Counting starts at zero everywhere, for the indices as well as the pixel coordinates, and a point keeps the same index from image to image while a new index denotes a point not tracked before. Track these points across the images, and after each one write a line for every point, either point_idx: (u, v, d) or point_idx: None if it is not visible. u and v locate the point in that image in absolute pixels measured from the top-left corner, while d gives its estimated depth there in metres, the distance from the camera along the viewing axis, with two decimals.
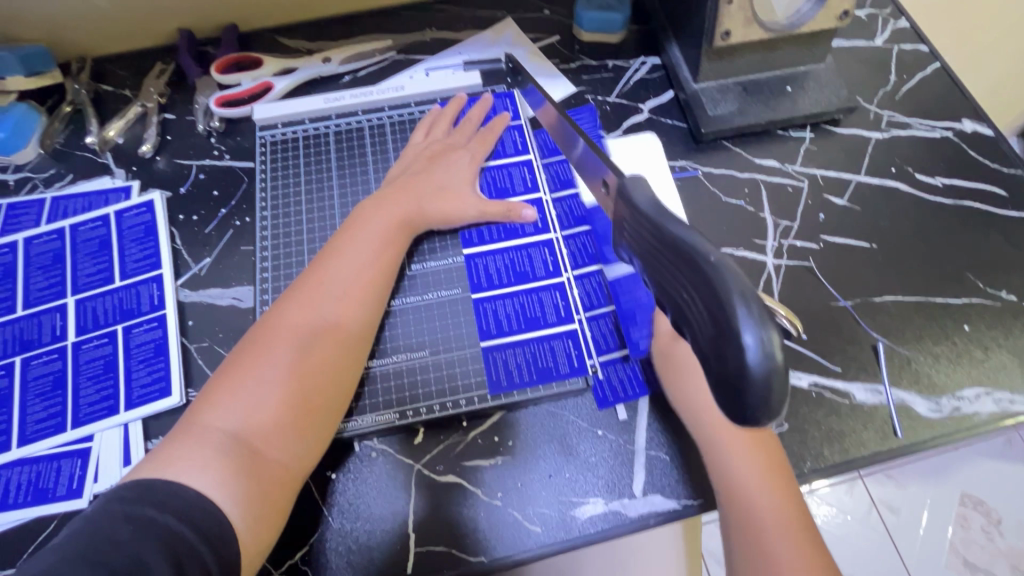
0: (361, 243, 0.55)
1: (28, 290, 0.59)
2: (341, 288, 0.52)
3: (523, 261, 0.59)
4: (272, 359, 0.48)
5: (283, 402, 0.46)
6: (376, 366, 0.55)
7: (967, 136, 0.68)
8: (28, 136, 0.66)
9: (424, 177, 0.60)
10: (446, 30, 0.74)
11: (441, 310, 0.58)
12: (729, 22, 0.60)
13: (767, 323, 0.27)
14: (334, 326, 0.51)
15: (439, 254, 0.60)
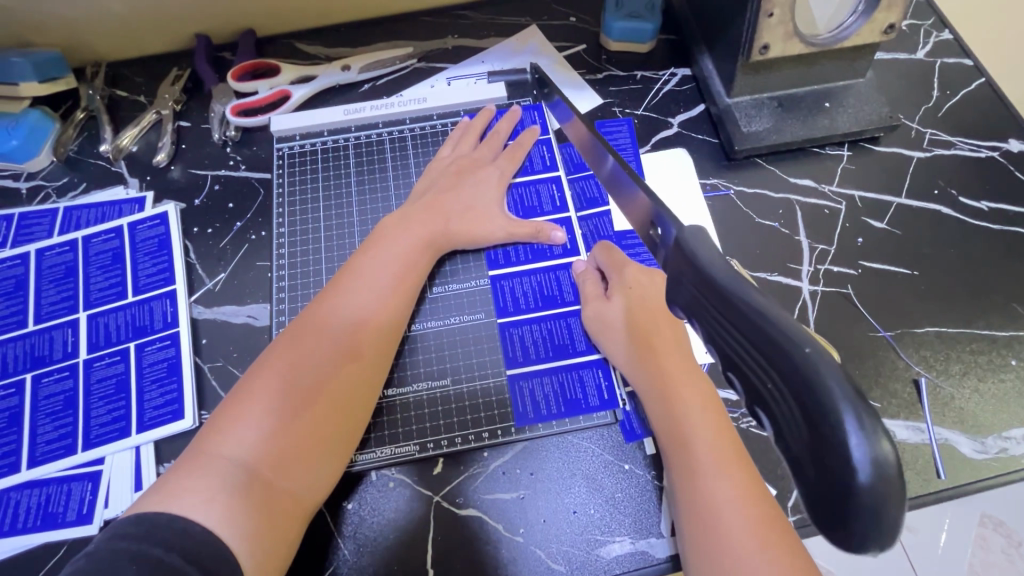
0: (380, 264, 0.53)
1: (40, 304, 0.57)
2: (359, 310, 0.50)
3: (549, 285, 0.57)
4: (286, 384, 0.45)
5: (295, 431, 0.44)
6: (395, 393, 0.53)
7: (1014, 157, 0.64)
8: (41, 143, 0.64)
9: (449, 194, 0.58)
10: (469, 37, 0.72)
11: (464, 336, 0.56)
12: (769, 36, 0.57)
13: (883, 440, 0.24)
14: (350, 351, 0.48)
15: (461, 275, 0.58)
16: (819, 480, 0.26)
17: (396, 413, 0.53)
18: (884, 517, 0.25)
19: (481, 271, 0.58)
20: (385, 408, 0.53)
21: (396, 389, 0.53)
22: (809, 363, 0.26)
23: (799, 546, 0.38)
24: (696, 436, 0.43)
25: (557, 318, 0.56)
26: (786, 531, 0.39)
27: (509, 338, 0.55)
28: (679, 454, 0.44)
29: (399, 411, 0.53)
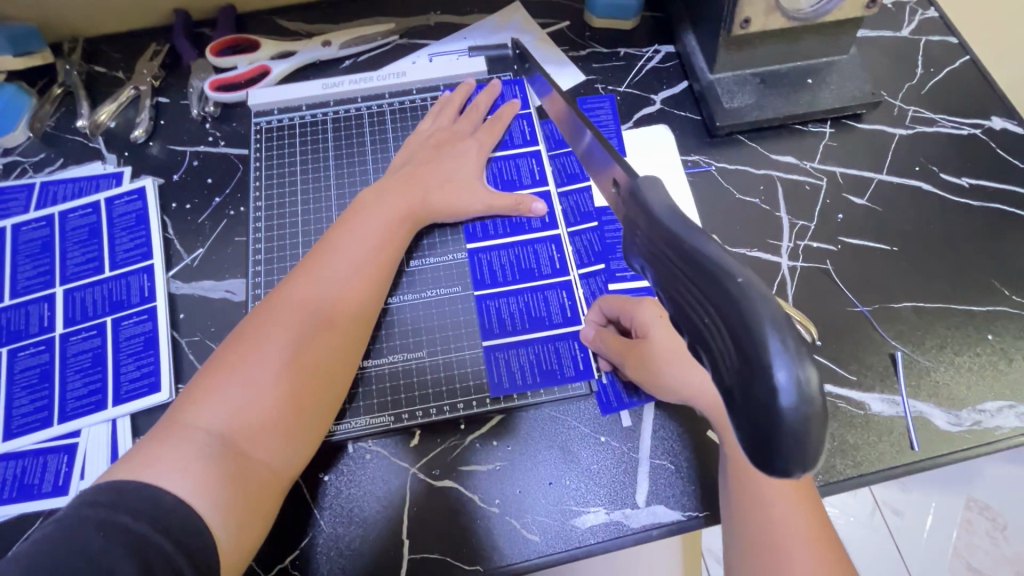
0: (358, 236, 0.53)
1: (16, 279, 0.57)
2: (337, 282, 0.50)
3: (527, 259, 0.57)
4: (261, 355, 0.45)
5: (271, 401, 0.44)
6: (371, 365, 0.53)
7: (997, 134, 0.64)
8: (17, 118, 0.64)
9: (428, 168, 0.58)
10: (451, 13, 0.71)
11: (440, 308, 0.55)
12: (750, 10, 0.57)
13: (804, 361, 0.24)
14: (327, 322, 0.48)
15: (439, 249, 0.58)
16: (747, 407, 0.26)
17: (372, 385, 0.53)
18: (808, 444, 0.25)
19: (459, 245, 0.58)
20: (361, 380, 0.53)
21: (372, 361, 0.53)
22: (741, 291, 0.25)
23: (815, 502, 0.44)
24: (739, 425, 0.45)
25: (534, 291, 0.56)
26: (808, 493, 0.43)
27: (486, 311, 0.55)
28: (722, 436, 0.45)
29: (374, 383, 0.53)
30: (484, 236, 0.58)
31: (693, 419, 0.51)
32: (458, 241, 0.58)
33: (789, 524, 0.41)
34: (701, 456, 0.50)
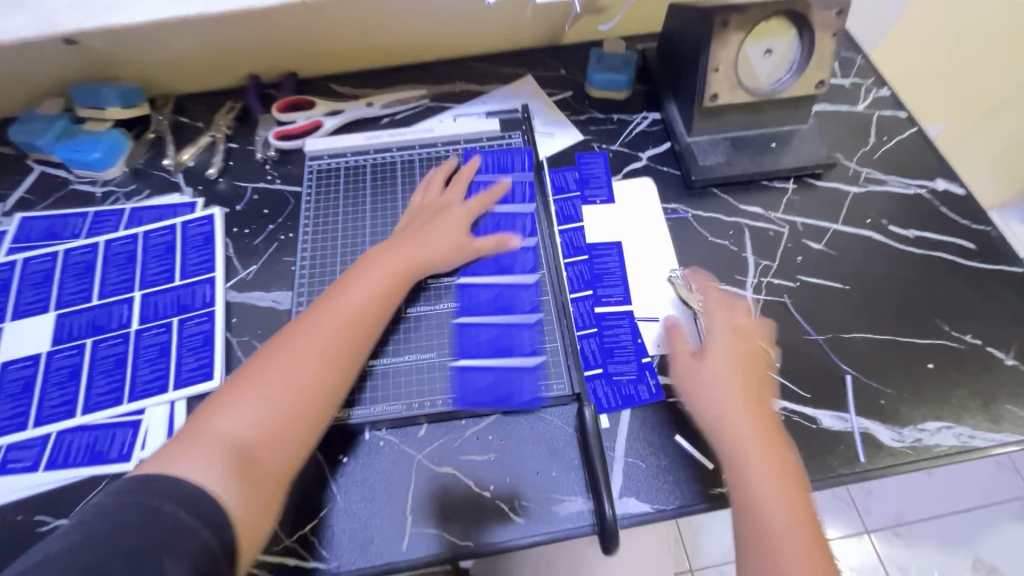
0: (370, 276, 0.60)
1: (104, 284, 0.69)
2: (348, 316, 0.56)
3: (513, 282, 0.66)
4: (273, 376, 0.51)
5: (284, 418, 0.49)
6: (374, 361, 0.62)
7: (940, 194, 0.74)
8: (118, 156, 0.78)
9: (425, 222, 0.66)
10: (474, 83, 0.86)
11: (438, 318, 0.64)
12: (717, 86, 0.69)
13: None
14: (340, 351, 0.54)
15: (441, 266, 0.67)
16: None
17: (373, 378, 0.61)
18: None
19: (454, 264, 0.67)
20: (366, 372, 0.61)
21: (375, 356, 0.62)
22: None
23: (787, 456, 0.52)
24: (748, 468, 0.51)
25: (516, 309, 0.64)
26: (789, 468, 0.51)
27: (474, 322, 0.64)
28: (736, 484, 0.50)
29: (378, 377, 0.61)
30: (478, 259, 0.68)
31: (663, 424, 0.59)
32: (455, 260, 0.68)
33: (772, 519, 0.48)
34: (669, 456, 0.58)
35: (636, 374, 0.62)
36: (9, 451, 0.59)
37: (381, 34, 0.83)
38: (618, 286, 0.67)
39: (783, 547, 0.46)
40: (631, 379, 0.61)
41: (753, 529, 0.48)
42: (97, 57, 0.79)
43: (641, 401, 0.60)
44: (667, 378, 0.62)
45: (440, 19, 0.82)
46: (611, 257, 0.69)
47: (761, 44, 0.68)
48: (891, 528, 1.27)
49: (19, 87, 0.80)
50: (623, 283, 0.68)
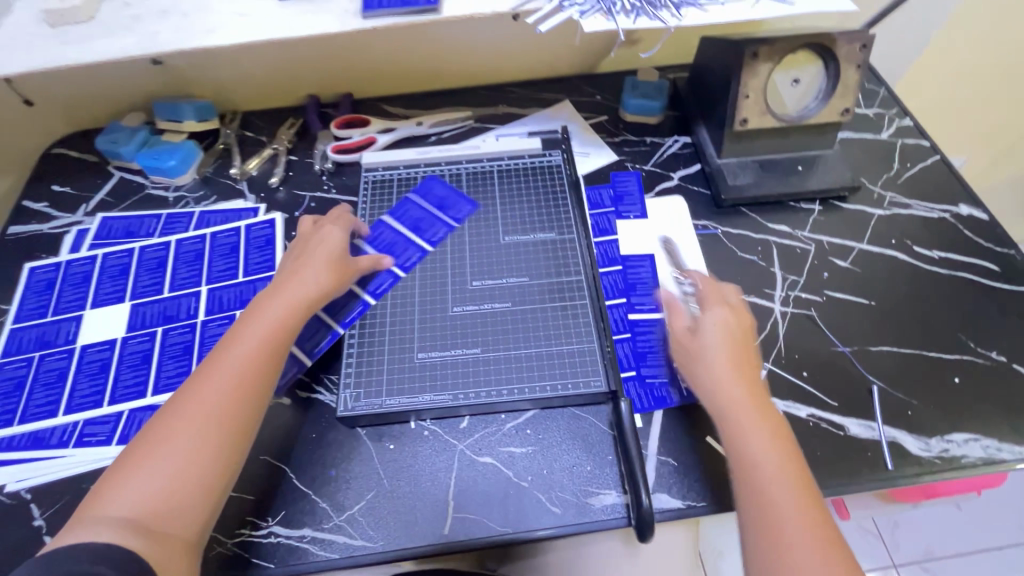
0: (260, 324, 0.58)
1: (174, 279, 0.75)
2: (225, 366, 0.55)
3: (510, 262, 0.73)
4: (162, 441, 0.50)
5: (180, 478, 0.49)
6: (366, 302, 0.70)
7: (963, 218, 0.77)
8: (190, 164, 0.85)
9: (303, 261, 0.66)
10: (515, 106, 0.92)
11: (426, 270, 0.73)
12: (747, 111, 0.74)
13: None
14: (227, 400, 0.53)
15: (428, 230, 0.76)
16: None
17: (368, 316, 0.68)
18: None
19: (436, 232, 0.76)
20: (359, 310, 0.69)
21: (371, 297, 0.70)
22: None
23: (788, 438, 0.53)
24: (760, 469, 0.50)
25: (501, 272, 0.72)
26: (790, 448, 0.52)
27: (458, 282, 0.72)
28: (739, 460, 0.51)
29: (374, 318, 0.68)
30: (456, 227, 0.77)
31: (694, 425, 0.62)
32: (437, 226, 0.77)
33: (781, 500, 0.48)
34: (699, 456, 0.60)
35: (668, 378, 0.65)
36: (86, 425, 0.64)
37: (431, 60, 0.90)
38: (650, 295, 0.71)
39: (787, 520, 0.47)
40: (663, 382, 0.65)
41: (756, 497, 0.49)
42: (177, 76, 0.87)
43: (673, 403, 0.63)
44: None
45: (486, 48, 0.89)
46: (645, 268, 0.73)
47: (789, 74, 0.73)
48: (920, 563, 1.24)
49: (106, 101, 0.88)
50: (655, 292, 0.71)
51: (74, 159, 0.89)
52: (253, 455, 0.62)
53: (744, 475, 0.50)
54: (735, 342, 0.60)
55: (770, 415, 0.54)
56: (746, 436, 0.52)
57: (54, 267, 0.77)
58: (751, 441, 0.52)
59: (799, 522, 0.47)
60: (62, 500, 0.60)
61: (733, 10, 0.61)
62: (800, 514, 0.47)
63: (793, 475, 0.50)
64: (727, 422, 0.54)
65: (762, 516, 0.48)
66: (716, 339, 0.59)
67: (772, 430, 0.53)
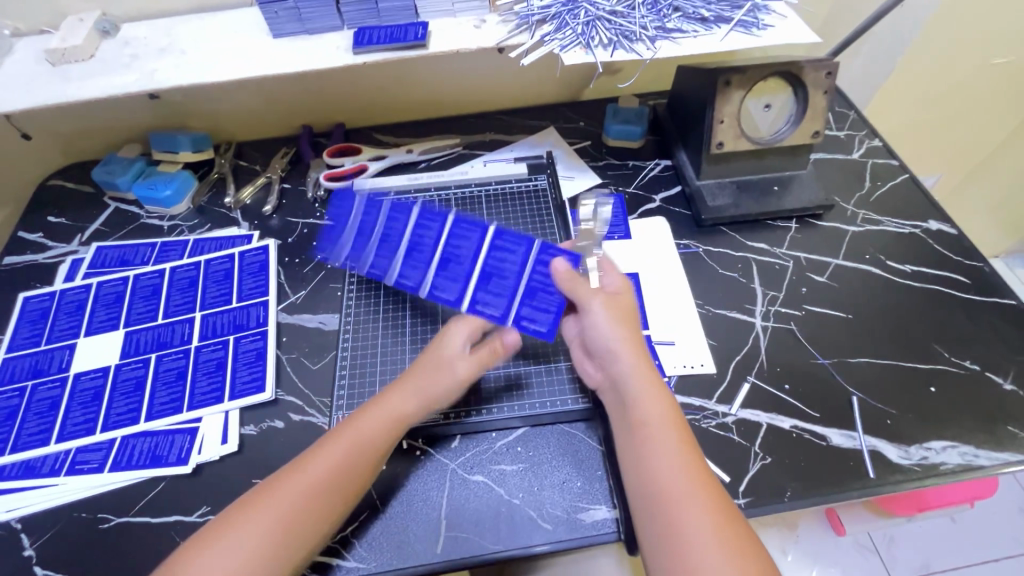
0: (377, 419, 0.57)
1: (168, 305, 0.76)
2: (329, 469, 0.53)
3: (528, 317, 0.66)
4: (249, 525, 0.48)
5: (250, 573, 0.47)
6: (399, 227, 0.68)
7: (933, 233, 0.80)
8: (185, 195, 0.87)
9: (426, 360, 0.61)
10: (503, 133, 0.96)
11: (462, 227, 0.67)
12: (723, 136, 0.77)
13: None
14: (314, 507, 0.51)
15: (505, 241, 0.66)
16: None
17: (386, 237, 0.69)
18: None
19: (511, 249, 0.66)
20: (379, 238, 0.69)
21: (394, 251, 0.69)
22: None
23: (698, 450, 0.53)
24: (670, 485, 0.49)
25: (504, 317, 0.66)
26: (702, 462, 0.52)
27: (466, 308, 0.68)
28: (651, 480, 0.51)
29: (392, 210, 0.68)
30: (523, 261, 0.66)
31: None
32: (517, 244, 0.66)
33: (695, 525, 0.47)
34: None
35: None
36: (78, 453, 0.64)
37: (419, 92, 0.94)
38: (635, 312, 0.73)
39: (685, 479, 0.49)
40: None
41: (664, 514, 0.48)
42: (172, 110, 0.89)
43: None
44: (685, 397, 0.67)
45: (472, 80, 0.93)
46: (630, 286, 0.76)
47: (761, 100, 0.77)
48: None
49: (103, 135, 0.91)
50: (640, 310, 0.73)
51: (70, 190, 0.91)
52: (247, 478, 0.63)
53: (644, 436, 0.53)
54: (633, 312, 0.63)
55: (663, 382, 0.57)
56: (648, 409, 0.54)
57: (48, 296, 0.78)
58: (649, 399, 0.55)
59: (692, 490, 0.49)
60: (53, 529, 0.60)
61: (703, 42, 0.65)
62: (701, 501, 0.48)
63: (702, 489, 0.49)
64: (635, 389, 0.56)
65: (660, 491, 0.49)
66: (618, 304, 0.62)
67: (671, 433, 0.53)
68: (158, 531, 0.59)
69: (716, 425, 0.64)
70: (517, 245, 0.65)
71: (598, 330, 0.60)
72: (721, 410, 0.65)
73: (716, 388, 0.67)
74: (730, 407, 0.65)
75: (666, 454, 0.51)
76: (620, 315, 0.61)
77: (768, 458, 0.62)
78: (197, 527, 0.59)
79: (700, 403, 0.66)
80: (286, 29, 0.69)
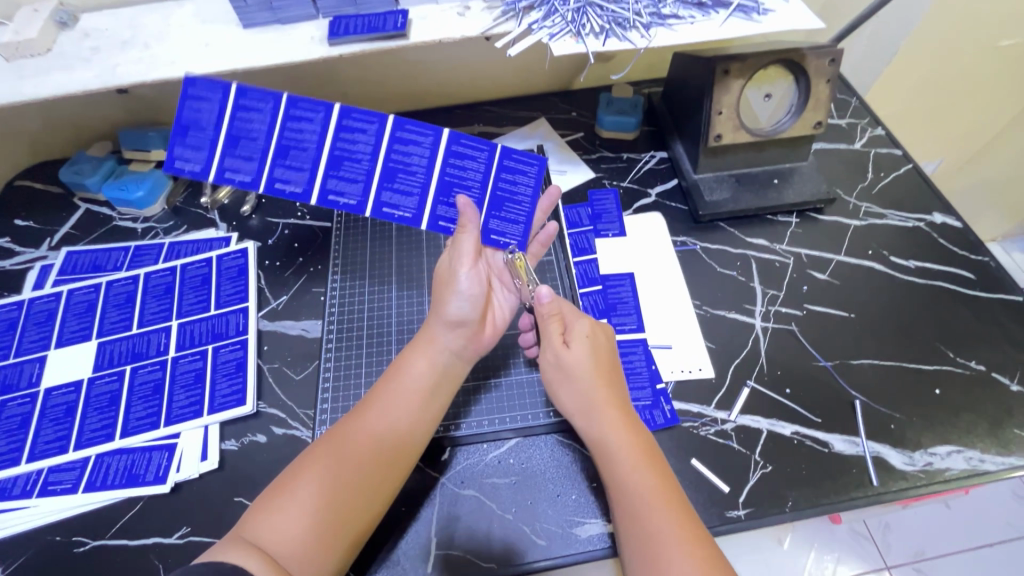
0: (423, 362, 0.59)
1: (143, 313, 0.73)
2: (385, 418, 0.55)
3: (499, 231, 0.67)
4: (315, 477, 0.49)
5: (331, 515, 0.48)
6: (213, 115, 0.61)
7: (938, 226, 0.78)
8: (158, 195, 0.83)
9: (446, 290, 0.63)
10: (491, 125, 0.92)
11: (304, 108, 0.60)
12: (721, 127, 0.73)
13: None
14: (379, 451, 0.53)
15: (463, 147, 0.63)
16: None
17: (206, 131, 0.61)
18: None
19: (418, 139, 0.62)
20: (212, 136, 0.61)
21: (217, 140, 0.61)
22: None
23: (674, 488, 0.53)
24: (649, 532, 0.49)
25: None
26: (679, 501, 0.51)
27: (424, 227, 0.64)
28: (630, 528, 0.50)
29: (184, 93, 0.60)
30: (537, 181, 0.67)
31: (678, 448, 0.61)
32: (479, 149, 0.64)
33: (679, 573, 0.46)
34: (685, 479, 0.59)
35: (650, 401, 0.64)
36: (50, 473, 0.61)
37: (404, 82, 0.89)
38: (631, 315, 0.71)
39: (668, 541, 0.48)
40: (646, 405, 0.64)
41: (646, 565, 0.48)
42: (142, 104, 0.85)
43: (657, 426, 0.62)
44: (682, 403, 0.64)
45: (459, 70, 0.88)
46: (625, 287, 0.73)
47: (760, 89, 0.73)
48: (912, 563, 1.23)
49: (69, 131, 0.86)
50: (636, 312, 0.71)
51: (38, 191, 0.86)
52: (229, 497, 0.60)
53: (620, 500, 0.52)
54: (602, 360, 0.59)
55: (642, 438, 0.56)
56: (614, 455, 0.54)
57: (16, 305, 0.74)
58: (621, 462, 0.54)
59: (673, 534, 0.48)
60: (26, 554, 0.57)
61: (701, 28, 0.61)
62: (680, 546, 0.47)
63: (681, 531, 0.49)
64: (597, 438, 0.56)
65: (639, 542, 0.49)
66: (580, 353, 0.59)
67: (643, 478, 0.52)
68: (136, 554, 0.57)
69: (714, 432, 0.62)
70: (479, 151, 0.64)
71: (561, 391, 0.60)
72: (720, 417, 0.63)
73: (715, 393, 0.65)
74: (730, 413, 0.63)
75: (646, 515, 0.50)
76: (575, 377, 0.58)
77: (769, 466, 0.60)
78: (177, 549, 0.57)
79: (699, 410, 0.64)
80: (256, 19, 0.64)
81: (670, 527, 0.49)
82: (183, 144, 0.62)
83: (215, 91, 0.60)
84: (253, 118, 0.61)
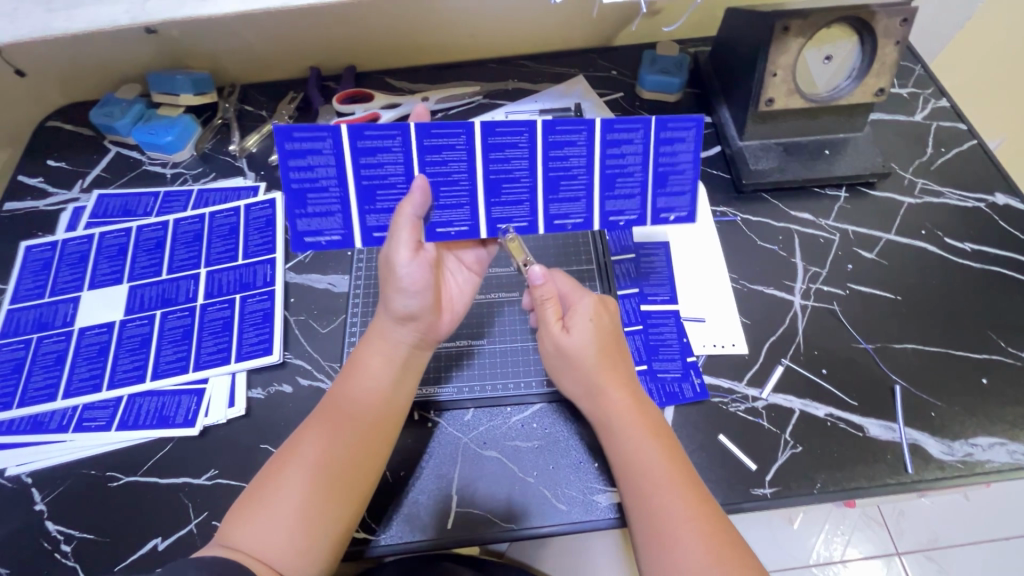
0: (380, 359, 0.57)
1: (173, 259, 0.73)
2: (345, 417, 0.54)
3: (665, 208, 0.59)
4: (293, 480, 0.50)
5: (310, 517, 0.48)
6: (329, 169, 0.53)
7: (1000, 208, 0.73)
8: (188, 140, 0.82)
9: (388, 282, 0.56)
10: (526, 82, 0.87)
11: (442, 136, 0.53)
12: (773, 91, 0.69)
13: None
14: (343, 452, 0.52)
15: (618, 133, 0.55)
16: None
17: (331, 197, 0.54)
18: None
19: (572, 140, 0.54)
20: (339, 196, 0.54)
21: (347, 199, 0.55)
22: None
23: (689, 468, 0.52)
24: (662, 512, 0.48)
25: (644, 217, 0.59)
26: (694, 480, 0.51)
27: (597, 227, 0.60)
28: (637, 502, 0.50)
29: (282, 151, 0.51)
30: (699, 146, 0.56)
31: (707, 423, 0.60)
32: (634, 129, 0.54)
33: (687, 551, 0.46)
34: (711, 456, 0.58)
35: (680, 373, 0.62)
36: (85, 410, 0.63)
37: (438, 30, 0.85)
38: (663, 286, 0.68)
39: (675, 520, 0.48)
40: (676, 377, 0.62)
41: (656, 543, 0.48)
42: (170, 46, 0.82)
43: (685, 399, 0.61)
44: (713, 377, 0.63)
45: (500, 16, 0.84)
46: (659, 256, 0.71)
47: (822, 50, 0.67)
48: (924, 551, 1.16)
49: (98, 72, 0.84)
50: (669, 283, 0.69)
51: (69, 132, 0.86)
52: (255, 443, 0.61)
53: (632, 481, 0.51)
54: (606, 341, 0.58)
55: (648, 412, 0.55)
56: (621, 436, 0.54)
57: (50, 246, 0.75)
58: (628, 442, 0.53)
59: (682, 511, 0.48)
60: (63, 485, 0.59)
61: None
62: (691, 525, 0.47)
63: (697, 511, 0.48)
64: (604, 423, 0.55)
65: (647, 518, 0.49)
66: (587, 334, 0.57)
67: (656, 460, 0.51)
68: (167, 492, 0.59)
69: (745, 409, 0.60)
70: (578, 132, 0.54)
71: (570, 381, 0.58)
72: (752, 394, 0.61)
73: (747, 369, 0.63)
74: (762, 391, 0.62)
75: (650, 492, 0.50)
76: (576, 363, 0.57)
77: (799, 446, 0.58)
78: (206, 490, 0.59)
79: (730, 386, 0.62)
80: None
81: (672, 506, 0.48)
82: (304, 215, 0.55)
83: (323, 136, 0.51)
84: (316, 164, 0.52)
